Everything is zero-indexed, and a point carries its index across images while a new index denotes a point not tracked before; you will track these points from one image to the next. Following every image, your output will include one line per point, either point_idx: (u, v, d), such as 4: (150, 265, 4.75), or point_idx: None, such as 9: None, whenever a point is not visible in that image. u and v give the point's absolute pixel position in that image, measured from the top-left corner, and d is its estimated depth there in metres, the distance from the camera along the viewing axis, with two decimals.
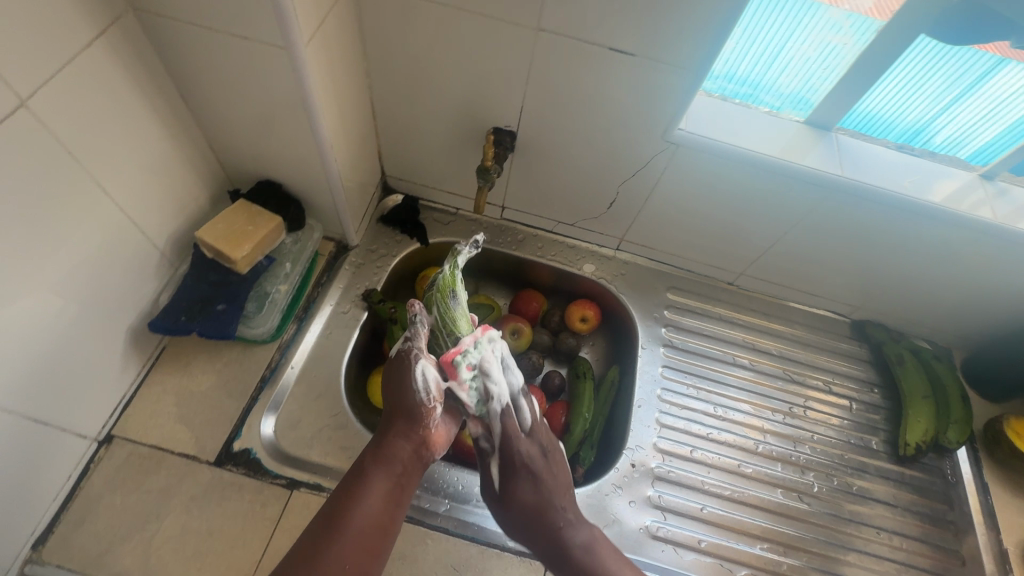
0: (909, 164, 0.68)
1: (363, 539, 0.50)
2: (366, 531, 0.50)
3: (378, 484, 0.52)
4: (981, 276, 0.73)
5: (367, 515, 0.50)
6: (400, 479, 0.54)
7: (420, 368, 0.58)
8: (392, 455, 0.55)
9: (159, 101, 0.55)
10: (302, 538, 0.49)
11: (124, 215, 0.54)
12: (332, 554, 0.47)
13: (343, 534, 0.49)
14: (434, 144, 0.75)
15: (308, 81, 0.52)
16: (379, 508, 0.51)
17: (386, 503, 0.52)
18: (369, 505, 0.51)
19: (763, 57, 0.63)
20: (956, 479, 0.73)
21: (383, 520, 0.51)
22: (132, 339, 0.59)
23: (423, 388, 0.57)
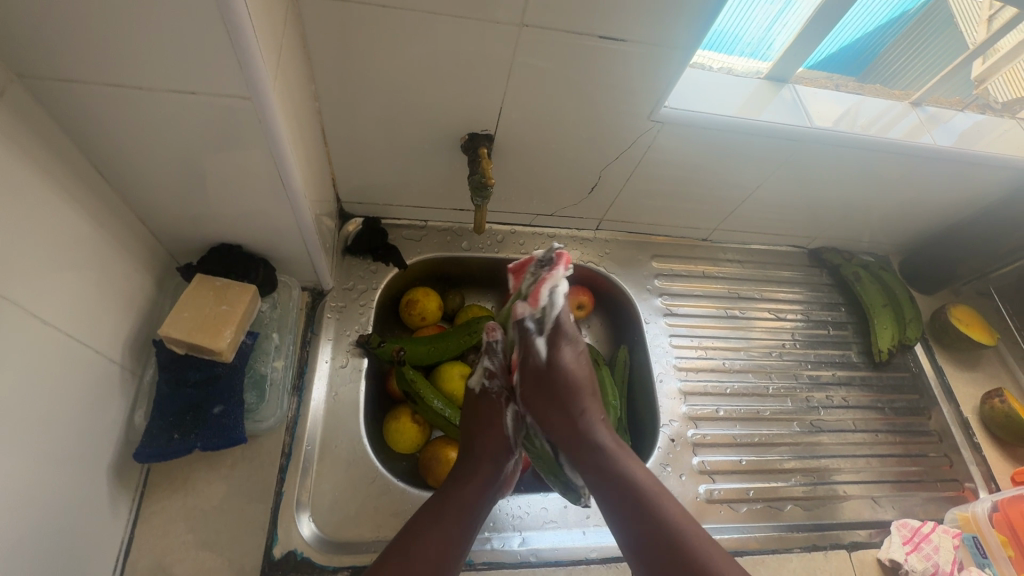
0: (856, 103, 0.75)
1: (432, 561, 0.49)
2: (435, 556, 0.49)
3: (456, 514, 0.53)
4: (917, 193, 0.82)
5: (439, 541, 0.50)
6: (476, 508, 0.54)
7: (506, 416, 0.60)
8: (472, 486, 0.55)
9: (71, 184, 0.43)
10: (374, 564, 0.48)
11: (68, 334, 0.43)
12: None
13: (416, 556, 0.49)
14: (395, 160, 0.68)
15: (273, 126, 0.44)
16: (450, 536, 0.51)
17: (459, 530, 0.52)
18: (442, 531, 0.51)
19: (734, 20, 0.65)
20: (919, 369, 0.86)
21: (454, 549, 0.51)
22: (114, 474, 0.49)
23: (512, 429, 0.60)
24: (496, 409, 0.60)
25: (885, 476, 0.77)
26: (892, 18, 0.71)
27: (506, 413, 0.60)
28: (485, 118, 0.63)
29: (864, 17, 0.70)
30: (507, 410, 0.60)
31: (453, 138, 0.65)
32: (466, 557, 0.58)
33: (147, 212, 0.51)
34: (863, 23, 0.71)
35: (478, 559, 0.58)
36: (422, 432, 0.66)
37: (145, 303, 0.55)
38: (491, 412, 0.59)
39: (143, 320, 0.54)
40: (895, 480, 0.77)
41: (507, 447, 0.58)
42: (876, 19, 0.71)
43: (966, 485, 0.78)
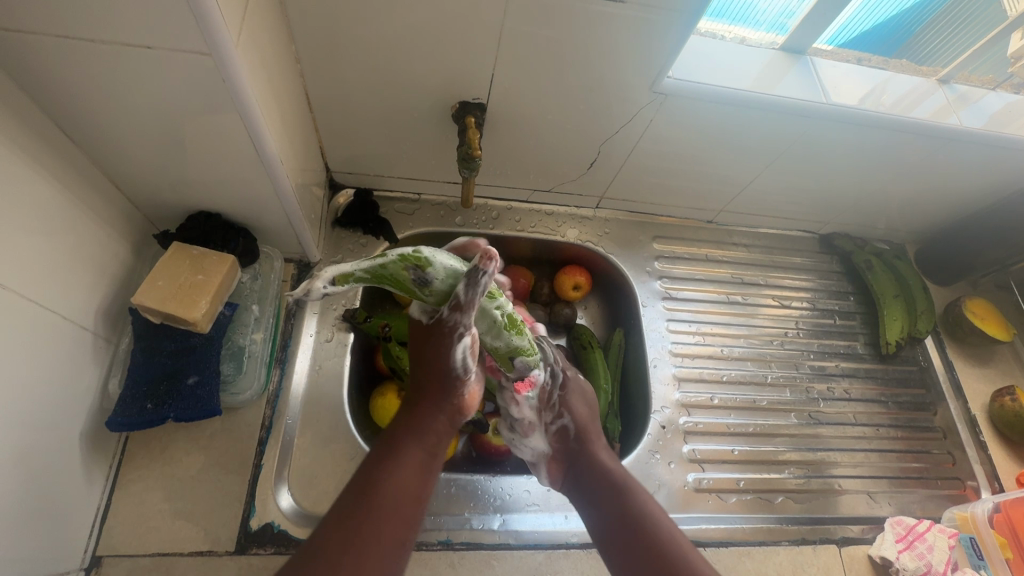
0: (878, 79, 0.70)
1: (396, 506, 0.43)
2: (399, 498, 0.44)
3: (411, 455, 0.47)
4: (940, 178, 0.77)
5: (400, 484, 0.45)
6: (432, 450, 0.49)
7: (460, 346, 0.49)
8: (426, 425, 0.50)
9: (33, 146, 0.42)
10: (330, 517, 0.41)
11: (31, 299, 0.42)
12: (367, 524, 0.41)
13: (376, 502, 0.42)
14: (385, 129, 0.65)
15: (240, 86, 0.41)
16: (412, 477, 0.46)
17: (419, 472, 0.47)
18: (401, 472, 0.45)
19: None
20: (928, 363, 0.82)
21: (418, 491, 0.46)
22: (88, 441, 0.49)
23: (462, 362, 0.50)
24: (446, 339, 0.49)
25: (884, 472, 0.75)
26: None
27: (461, 342, 0.49)
28: (476, 86, 0.60)
29: None
30: (462, 338, 0.49)
31: (443, 106, 0.62)
32: (444, 536, 0.57)
33: (120, 175, 0.50)
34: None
35: (455, 539, 0.57)
36: None
37: (122, 270, 0.54)
38: (436, 350, 0.50)
39: (119, 288, 0.53)
40: (893, 477, 0.75)
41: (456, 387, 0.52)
42: None
43: (968, 484, 0.75)
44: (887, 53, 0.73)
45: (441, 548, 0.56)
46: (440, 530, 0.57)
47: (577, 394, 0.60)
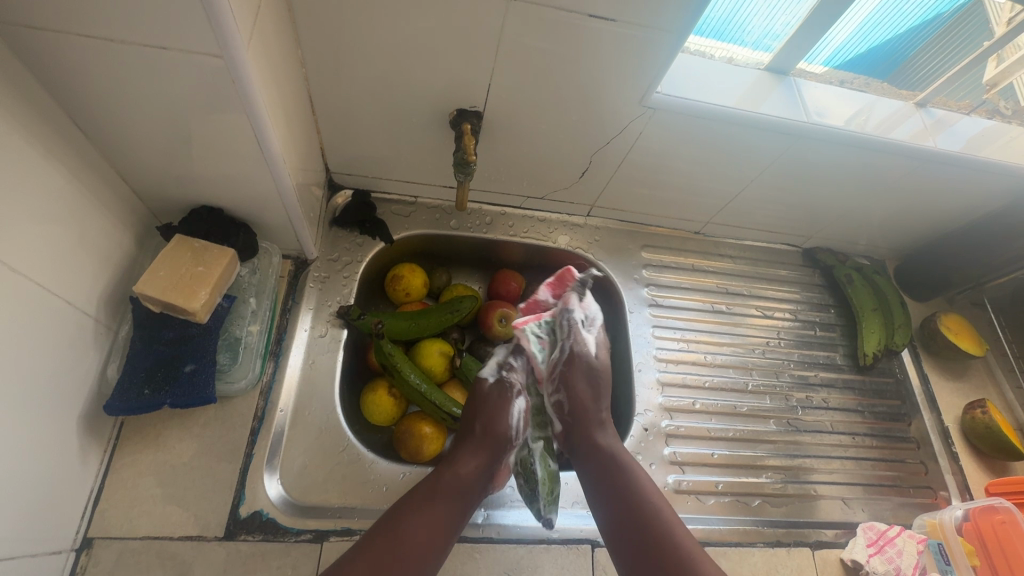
0: (859, 100, 0.73)
1: (415, 558, 0.48)
2: (421, 548, 0.49)
3: (441, 508, 0.52)
4: (917, 197, 0.80)
5: (422, 536, 0.49)
6: (460, 508, 0.53)
7: (517, 404, 0.61)
8: (462, 480, 0.55)
9: (47, 137, 0.44)
10: (364, 543, 0.48)
11: (37, 284, 0.44)
12: (390, 564, 0.46)
13: (400, 546, 0.48)
14: (384, 133, 0.67)
15: (251, 88, 0.44)
16: (436, 532, 0.50)
17: (443, 527, 0.51)
18: (428, 524, 0.50)
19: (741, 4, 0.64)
20: (904, 375, 0.85)
21: (439, 536, 0.50)
22: (84, 424, 0.50)
23: (516, 425, 0.60)
24: (506, 400, 0.61)
25: (859, 479, 0.77)
26: (925, 20, 0.70)
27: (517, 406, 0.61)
28: (474, 94, 0.62)
29: (895, 16, 0.69)
30: (518, 399, 0.62)
31: (442, 113, 0.65)
32: None
33: (127, 168, 0.52)
34: (894, 23, 0.70)
35: None
36: (398, 405, 0.66)
37: (125, 261, 0.56)
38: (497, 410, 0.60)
39: (121, 277, 0.55)
40: (867, 484, 0.77)
41: (505, 448, 0.59)
42: (908, 21, 0.70)
43: (939, 493, 0.78)
44: (880, 73, 0.77)
45: None
46: None
47: (581, 370, 0.63)
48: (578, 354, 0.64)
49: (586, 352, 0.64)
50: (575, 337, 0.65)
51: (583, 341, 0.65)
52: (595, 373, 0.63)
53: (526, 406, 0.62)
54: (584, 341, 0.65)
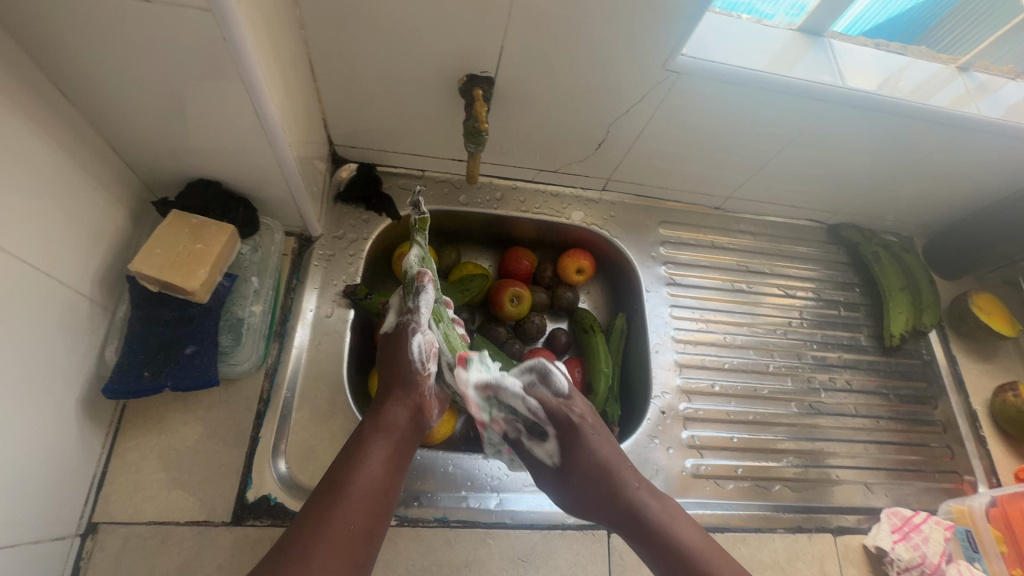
0: (898, 64, 0.68)
1: (364, 501, 0.43)
2: (367, 491, 0.44)
3: (380, 450, 0.47)
4: (954, 169, 0.75)
5: (369, 480, 0.45)
6: (398, 445, 0.48)
7: (415, 340, 0.54)
8: (391, 421, 0.50)
9: (28, 106, 0.41)
10: (304, 509, 0.42)
11: (26, 263, 0.42)
12: (338, 516, 0.42)
13: (346, 496, 0.43)
14: (390, 102, 0.64)
15: (245, 49, 0.40)
16: (381, 473, 0.46)
17: (386, 468, 0.46)
18: (370, 468, 0.45)
19: None
20: (931, 357, 0.82)
21: (385, 484, 0.46)
22: (83, 408, 0.49)
23: (420, 358, 0.54)
24: (402, 337, 0.55)
25: (882, 464, 0.75)
26: None
27: (415, 340, 0.54)
28: (484, 59, 0.58)
29: None
30: (417, 335, 0.54)
31: (450, 80, 0.61)
32: (440, 513, 0.57)
33: (117, 139, 0.49)
34: None
35: (451, 517, 0.57)
36: None
37: (120, 238, 0.53)
38: (395, 350, 0.55)
39: (117, 256, 0.52)
40: (891, 468, 0.75)
41: (420, 385, 0.53)
42: None
43: (965, 478, 0.75)
44: (908, 42, 0.72)
45: (437, 525, 0.56)
46: (437, 508, 0.57)
47: (581, 446, 0.52)
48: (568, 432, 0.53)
49: (544, 467, 0.54)
50: (523, 453, 0.55)
51: (536, 456, 0.55)
52: (570, 479, 0.52)
53: (427, 338, 0.54)
54: (536, 458, 0.55)
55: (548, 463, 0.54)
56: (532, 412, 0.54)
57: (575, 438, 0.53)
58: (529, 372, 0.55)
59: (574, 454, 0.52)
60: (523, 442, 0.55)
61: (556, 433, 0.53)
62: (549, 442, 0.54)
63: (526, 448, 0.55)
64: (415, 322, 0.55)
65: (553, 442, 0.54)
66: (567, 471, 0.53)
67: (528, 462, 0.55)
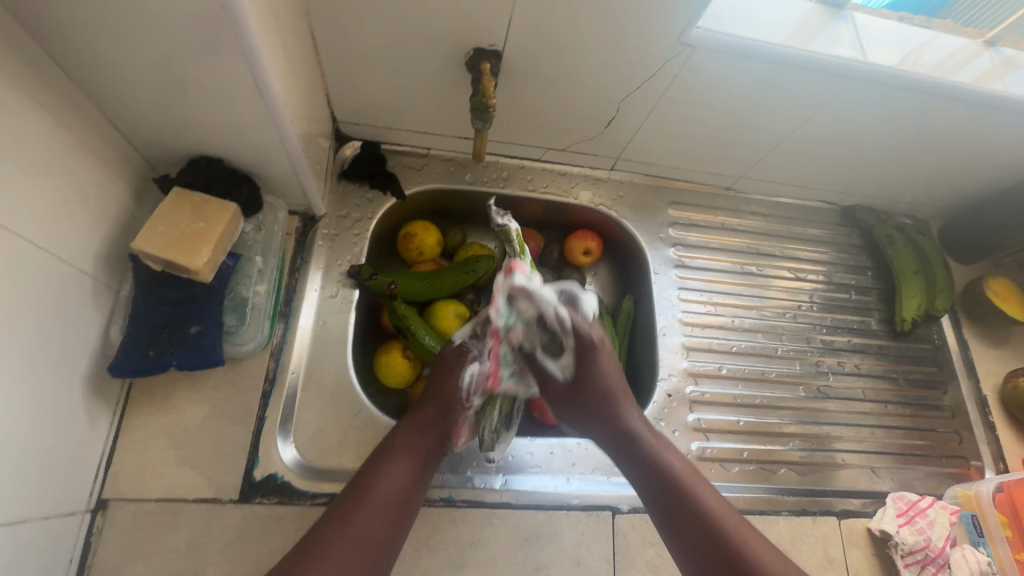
0: (921, 38, 0.66)
1: (386, 513, 0.45)
2: (392, 502, 0.45)
3: (407, 462, 0.48)
4: (974, 150, 0.73)
5: (392, 489, 0.46)
6: (423, 462, 0.50)
7: (467, 371, 0.55)
8: (420, 435, 0.51)
9: (24, 80, 0.40)
10: (332, 507, 0.44)
11: (27, 241, 0.41)
12: (361, 522, 0.43)
13: (369, 503, 0.44)
14: (395, 77, 0.62)
15: (245, 20, 0.39)
16: (404, 485, 0.47)
17: (410, 479, 0.48)
18: (396, 478, 0.47)
19: None
20: (942, 342, 0.81)
21: (408, 495, 0.47)
22: (90, 387, 0.49)
23: (468, 389, 0.55)
24: (458, 363, 0.55)
25: (890, 448, 0.74)
26: None
27: (471, 370, 0.55)
28: (492, 31, 0.56)
29: None
30: (472, 364, 0.56)
31: (457, 54, 0.59)
32: (446, 493, 0.57)
33: (117, 115, 0.48)
34: None
35: (457, 496, 0.57)
36: (413, 368, 0.64)
37: (123, 216, 0.52)
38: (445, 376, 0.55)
39: (119, 234, 0.52)
40: (898, 453, 0.74)
41: (459, 413, 0.54)
42: None
43: (972, 464, 0.75)
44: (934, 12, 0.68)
45: (443, 504, 0.56)
46: (442, 488, 0.57)
47: (597, 356, 0.55)
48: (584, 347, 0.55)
49: (554, 381, 0.56)
50: (536, 368, 0.56)
51: (547, 370, 0.56)
52: (579, 397, 0.55)
53: (481, 370, 0.56)
54: (546, 371, 0.56)
55: (559, 378, 0.56)
56: (558, 323, 0.53)
57: (589, 357, 0.55)
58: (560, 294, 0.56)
59: (592, 364, 0.55)
60: (538, 354, 0.55)
61: (574, 348, 0.55)
62: (564, 358, 0.55)
63: (538, 359, 0.56)
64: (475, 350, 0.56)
65: (569, 356, 0.55)
66: (575, 390, 0.55)
67: (540, 376, 0.56)
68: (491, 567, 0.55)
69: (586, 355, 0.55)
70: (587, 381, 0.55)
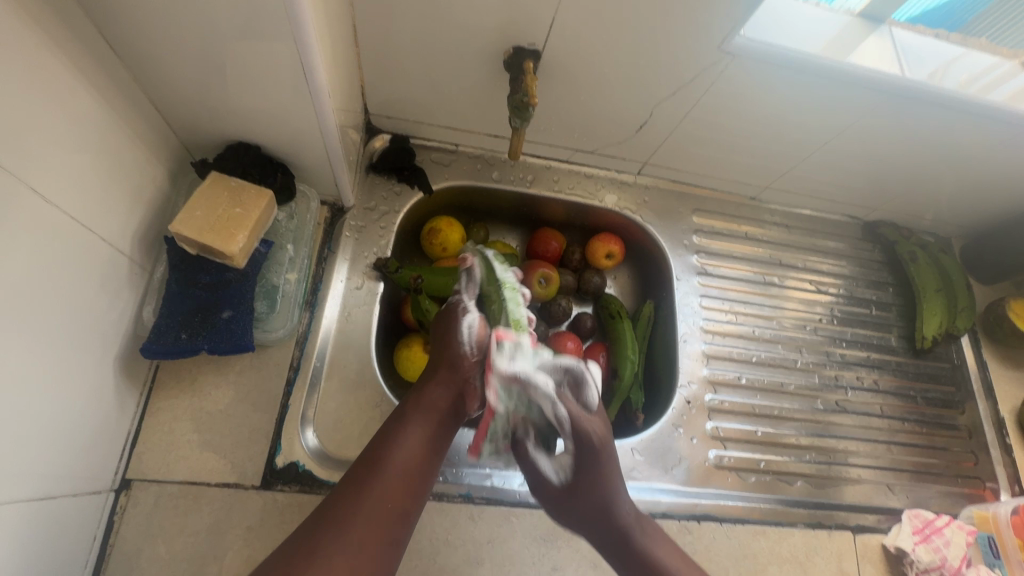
0: (959, 57, 0.65)
1: (400, 484, 0.44)
2: (405, 468, 0.45)
3: (419, 430, 0.48)
4: (1003, 171, 0.73)
5: (405, 461, 0.45)
6: (437, 430, 0.49)
7: (465, 321, 0.54)
8: (429, 402, 0.50)
9: (75, 58, 0.40)
10: (343, 481, 0.43)
11: (70, 218, 0.41)
12: (375, 490, 0.43)
13: (382, 474, 0.44)
14: (431, 72, 0.62)
15: (300, 7, 0.39)
16: (417, 454, 0.46)
17: (424, 452, 0.47)
18: (407, 449, 0.46)
19: None
20: (961, 362, 0.81)
21: (421, 468, 0.46)
22: (120, 366, 0.49)
23: (468, 342, 0.53)
24: (452, 318, 0.55)
25: (905, 466, 0.74)
26: None
27: (466, 322, 0.54)
28: (533, 31, 0.56)
29: None
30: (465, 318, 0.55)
31: (495, 52, 0.59)
32: (465, 489, 0.57)
33: (161, 97, 0.48)
34: None
35: (476, 493, 0.57)
36: None
37: (158, 198, 0.52)
38: (445, 328, 0.55)
39: (154, 215, 0.52)
40: (913, 471, 0.74)
41: (467, 368, 0.52)
42: None
43: (987, 485, 0.75)
44: (955, 27, 0.68)
45: (461, 500, 0.56)
46: (461, 484, 0.57)
47: (591, 453, 0.50)
48: (586, 441, 0.50)
49: (549, 484, 0.52)
50: (530, 463, 0.53)
51: (540, 467, 0.53)
52: (578, 503, 0.50)
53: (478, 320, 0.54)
54: (540, 468, 0.53)
55: (552, 481, 0.52)
56: (558, 420, 0.50)
57: (597, 454, 0.51)
58: (565, 374, 0.52)
59: (593, 456, 0.50)
60: (530, 446, 0.53)
61: (574, 450, 0.51)
62: (557, 456, 0.53)
63: (528, 450, 0.53)
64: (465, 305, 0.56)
65: (567, 456, 0.52)
66: (572, 491, 0.51)
67: (532, 471, 0.53)
68: (508, 565, 0.55)
69: (588, 439, 0.51)
70: (595, 455, 0.50)
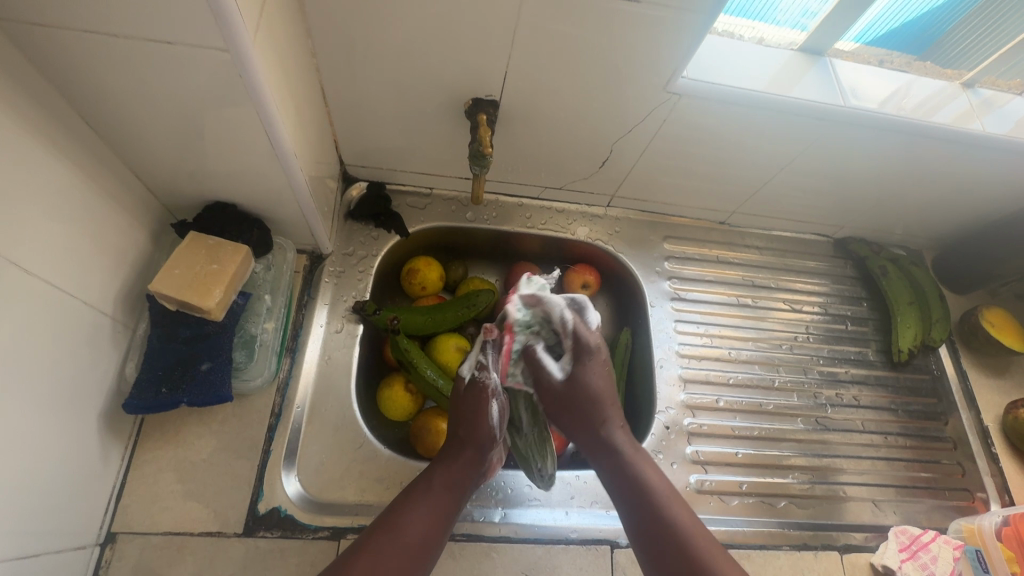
0: (900, 81, 0.69)
1: (409, 556, 0.45)
2: (416, 548, 0.46)
3: (434, 505, 0.49)
4: (960, 185, 0.75)
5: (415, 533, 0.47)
6: (452, 504, 0.50)
7: (492, 407, 0.54)
8: (452, 475, 0.51)
9: (58, 139, 0.43)
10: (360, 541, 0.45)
11: (54, 287, 0.44)
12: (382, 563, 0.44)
13: (394, 544, 0.45)
14: (399, 124, 0.66)
15: (259, 87, 0.43)
16: (429, 527, 0.47)
17: (435, 527, 0.48)
18: (421, 522, 0.47)
19: None
20: (941, 372, 0.81)
21: (431, 543, 0.47)
22: (104, 422, 0.51)
23: (497, 425, 0.54)
24: (481, 399, 0.54)
25: (892, 481, 0.74)
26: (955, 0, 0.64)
27: (493, 407, 0.54)
28: (489, 83, 0.60)
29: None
30: (493, 401, 0.54)
31: (457, 103, 0.63)
32: None
33: (141, 167, 0.51)
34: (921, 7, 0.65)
35: (456, 530, 0.58)
36: (415, 401, 0.65)
37: (141, 259, 0.55)
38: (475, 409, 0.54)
39: (137, 275, 0.55)
40: (900, 486, 0.74)
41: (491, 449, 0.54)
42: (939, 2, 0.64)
43: (977, 495, 0.74)
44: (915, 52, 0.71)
45: None
46: None
47: (599, 367, 0.57)
48: (586, 354, 0.56)
49: (553, 381, 0.56)
50: (537, 366, 0.56)
51: (547, 369, 0.56)
52: (574, 399, 0.55)
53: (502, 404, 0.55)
54: (547, 370, 0.56)
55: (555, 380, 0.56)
56: (561, 327, 0.55)
57: (586, 361, 0.56)
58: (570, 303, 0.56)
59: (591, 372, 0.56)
60: (539, 351, 0.56)
61: (571, 350, 0.56)
62: (563, 358, 0.56)
63: (536, 356, 0.56)
64: (492, 385, 0.55)
65: (569, 357, 0.56)
66: (572, 391, 0.55)
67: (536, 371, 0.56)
68: None
69: (589, 370, 0.56)
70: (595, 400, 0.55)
